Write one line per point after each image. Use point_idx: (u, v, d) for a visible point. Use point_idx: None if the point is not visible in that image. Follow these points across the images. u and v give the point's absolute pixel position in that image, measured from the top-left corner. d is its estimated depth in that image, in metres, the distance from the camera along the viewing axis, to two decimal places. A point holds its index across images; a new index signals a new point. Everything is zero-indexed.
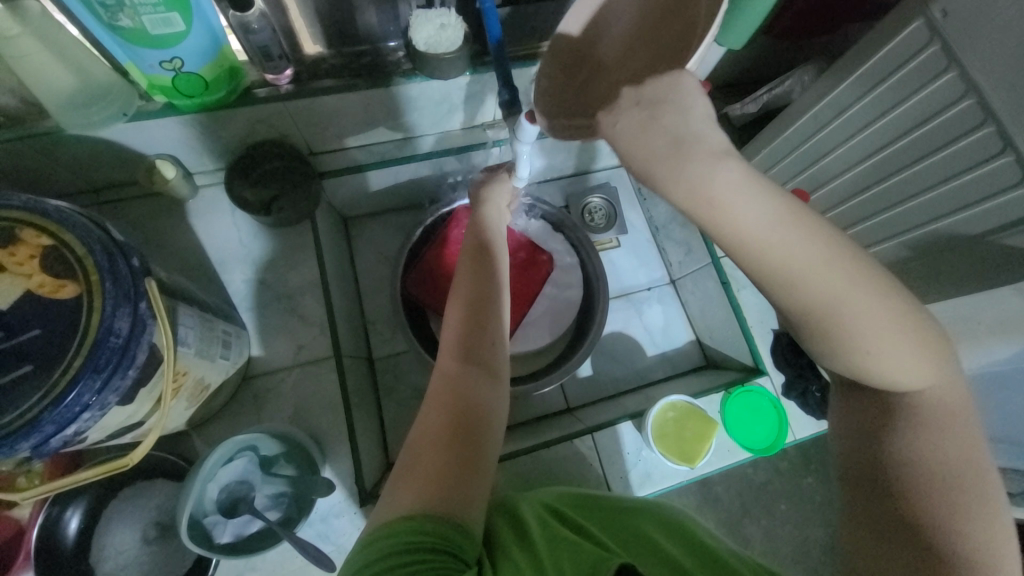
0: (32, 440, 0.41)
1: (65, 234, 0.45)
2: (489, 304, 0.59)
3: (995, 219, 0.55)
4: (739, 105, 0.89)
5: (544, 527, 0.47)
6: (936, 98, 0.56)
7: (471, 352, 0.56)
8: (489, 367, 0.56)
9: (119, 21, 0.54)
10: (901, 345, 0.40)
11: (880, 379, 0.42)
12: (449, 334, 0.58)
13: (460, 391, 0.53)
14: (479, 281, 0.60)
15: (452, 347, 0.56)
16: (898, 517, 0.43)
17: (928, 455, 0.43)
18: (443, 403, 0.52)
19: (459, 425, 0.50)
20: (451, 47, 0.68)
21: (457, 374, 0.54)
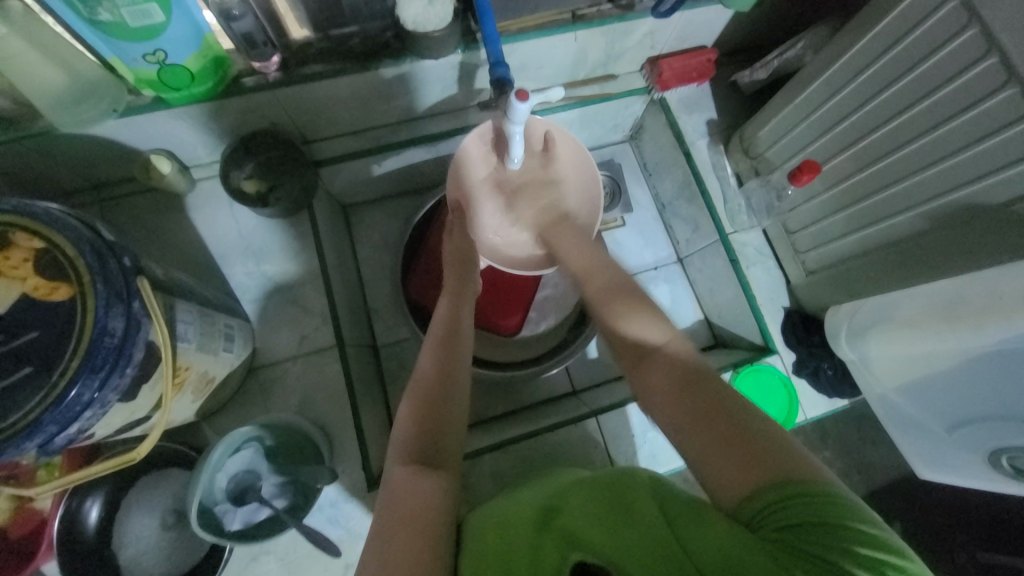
0: (37, 440, 0.42)
1: (56, 235, 0.45)
2: (448, 392, 0.58)
3: (1014, 188, 0.51)
4: (748, 72, 0.86)
5: (518, 522, 0.49)
6: (957, 57, 0.52)
7: (426, 448, 0.53)
8: (443, 464, 0.53)
9: (99, 16, 0.53)
10: (646, 313, 0.59)
11: (644, 342, 0.56)
12: (402, 429, 0.56)
13: (413, 488, 0.49)
14: (443, 365, 0.60)
15: (407, 442, 0.54)
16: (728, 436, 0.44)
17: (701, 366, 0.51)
18: (397, 500, 0.48)
19: (415, 524, 0.46)
20: (440, 24, 0.66)
21: (407, 472, 0.51)
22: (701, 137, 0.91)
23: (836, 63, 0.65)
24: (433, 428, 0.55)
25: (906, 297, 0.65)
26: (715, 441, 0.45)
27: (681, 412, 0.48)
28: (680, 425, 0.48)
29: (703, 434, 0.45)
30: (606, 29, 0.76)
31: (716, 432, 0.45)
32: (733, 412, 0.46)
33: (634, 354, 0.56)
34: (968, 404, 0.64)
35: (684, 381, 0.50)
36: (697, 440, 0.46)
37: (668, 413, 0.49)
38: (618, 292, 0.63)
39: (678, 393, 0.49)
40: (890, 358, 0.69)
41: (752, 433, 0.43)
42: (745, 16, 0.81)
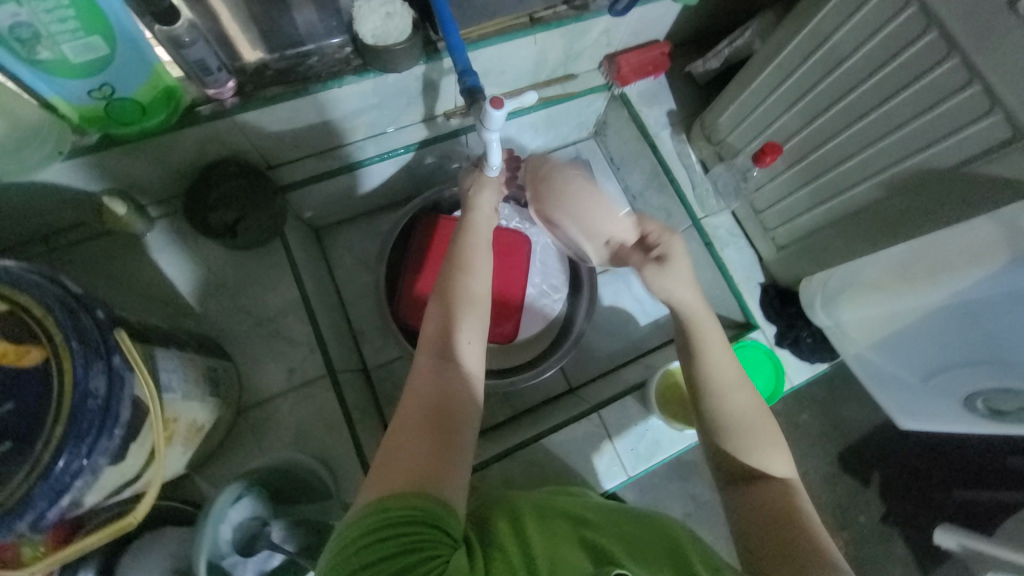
0: (28, 517, 0.38)
1: (17, 295, 0.41)
2: (477, 289, 0.58)
3: (959, 152, 0.55)
4: (701, 62, 0.89)
5: (548, 534, 0.49)
6: (900, 34, 0.56)
7: (451, 345, 0.55)
8: (466, 365, 0.54)
9: (39, 55, 0.51)
10: (775, 446, 0.59)
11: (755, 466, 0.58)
12: (430, 320, 0.56)
13: (441, 387, 0.52)
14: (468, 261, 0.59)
15: (434, 332, 0.55)
16: (790, 558, 0.48)
17: (807, 520, 0.53)
18: (427, 392, 0.51)
19: (439, 425, 0.49)
20: (401, 36, 0.66)
21: (435, 369, 0.53)
22: (663, 129, 0.93)
23: (785, 50, 0.68)
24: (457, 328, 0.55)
25: (865, 263, 0.70)
26: (784, 565, 0.48)
27: (762, 525, 0.53)
28: (750, 531, 0.53)
29: (776, 562, 0.49)
30: (564, 30, 0.77)
31: (788, 557, 0.48)
32: (809, 552, 0.48)
33: (736, 467, 0.59)
34: (939, 354, 0.69)
35: (778, 518, 0.53)
36: (769, 562, 0.49)
37: (752, 526, 0.54)
38: (758, 408, 0.61)
39: (767, 519, 0.53)
40: (864, 320, 0.74)
41: (813, 565, 0.47)
42: (694, 9, 0.85)
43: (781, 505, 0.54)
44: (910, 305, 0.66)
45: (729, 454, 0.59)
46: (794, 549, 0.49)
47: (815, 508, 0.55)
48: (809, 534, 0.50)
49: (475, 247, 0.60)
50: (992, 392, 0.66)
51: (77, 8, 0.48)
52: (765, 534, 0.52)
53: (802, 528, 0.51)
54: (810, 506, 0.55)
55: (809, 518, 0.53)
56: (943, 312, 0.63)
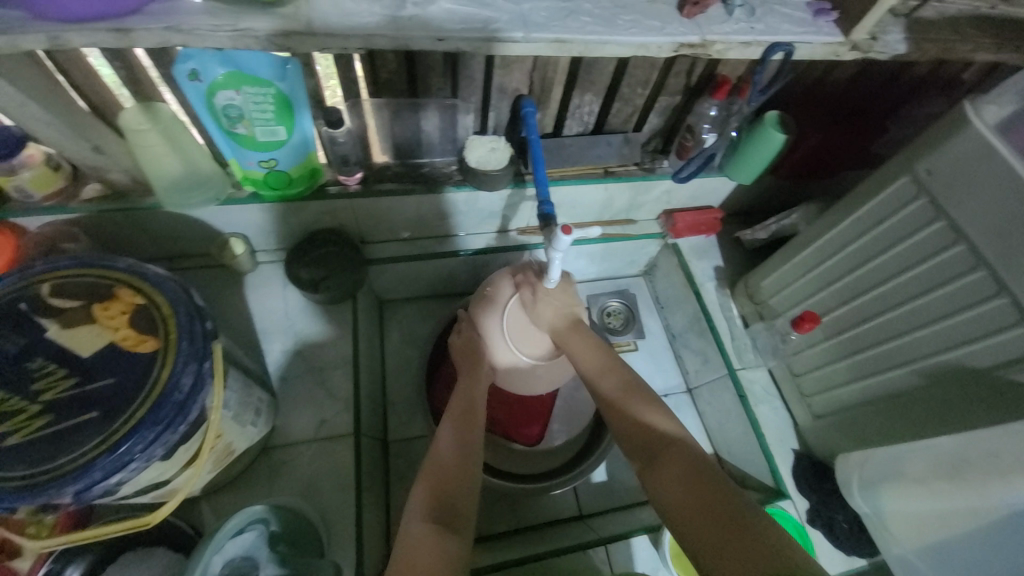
0: (79, 484, 0.43)
1: (156, 294, 0.51)
2: (468, 461, 0.63)
3: (995, 356, 0.58)
4: (750, 231, 1.00)
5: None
6: (929, 242, 0.63)
7: (444, 509, 0.57)
8: (455, 524, 0.56)
9: (237, 129, 0.68)
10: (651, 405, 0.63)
11: (654, 438, 0.59)
12: (422, 493, 0.59)
13: (431, 551, 0.52)
14: (461, 442, 0.65)
15: (423, 502, 0.57)
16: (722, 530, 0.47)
17: (701, 468, 0.54)
18: (416, 554, 0.51)
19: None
20: (498, 165, 0.82)
21: (426, 533, 0.53)
22: (709, 280, 1.01)
23: (826, 235, 0.77)
24: (445, 494, 0.58)
25: (910, 453, 0.67)
26: (721, 532, 0.47)
27: (676, 501, 0.52)
28: (674, 506, 0.52)
29: (711, 532, 0.48)
30: (632, 184, 0.92)
31: (717, 524, 0.48)
32: (733, 509, 0.48)
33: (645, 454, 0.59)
34: (986, 571, 0.61)
35: (690, 483, 0.53)
36: (706, 532, 0.48)
37: (667, 497, 0.53)
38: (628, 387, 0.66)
39: (677, 484, 0.53)
40: (906, 515, 0.68)
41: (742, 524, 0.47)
42: (746, 187, 0.98)
43: (677, 463, 0.55)
44: (959, 508, 0.61)
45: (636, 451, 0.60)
46: (720, 516, 0.48)
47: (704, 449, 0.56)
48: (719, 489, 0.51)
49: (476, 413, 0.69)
50: None
51: (277, 105, 0.66)
52: (696, 517, 0.50)
53: (712, 488, 0.51)
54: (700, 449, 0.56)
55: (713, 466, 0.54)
56: (992, 525, 0.58)
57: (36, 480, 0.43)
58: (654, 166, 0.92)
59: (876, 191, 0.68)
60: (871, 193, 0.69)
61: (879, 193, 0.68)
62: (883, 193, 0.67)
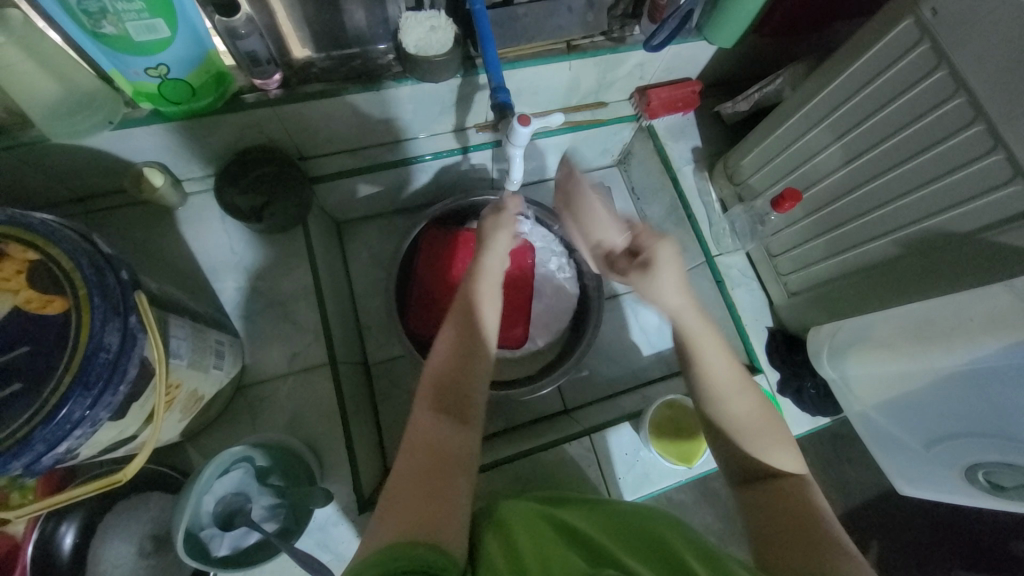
0: (24, 460, 0.40)
1: (50, 247, 0.44)
2: (479, 338, 0.59)
3: (983, 218, 0.54)
4: (730, 103, 0.91)
5: (519, 519, 0.48)
6: (927, 96, 0.56)
7: (451, 397, 0.55)
8: (464, 415, 0.54)
9: (103, 29, 0.54)
10: (781, 441, 0.58)
11: (767, 465, 0.57)
12: (432, 377, 0.56)
13: (440, 439, 0.51)
14: (475, 312, 0.60)
15: (433, 386, 0.55)
16: (799, 550, 0.48)
17: (807, 507, 0.52)
18: (426, 448, 0.50)
19: (437, 475, 0.48)
20: (441, 49, 0.69)
21: (436, 420, 0.53)
22: (687, 164, 0.94)
23: (815, 99, 0.69)
24: (458, 383, 0.56)
25: (881, 321, 0.69)
26: (790, 546, 0.49)
27: (761, 518, 0.53)
28: (762, 533, 0.52)
29: (782, 547, 0.50)
30: (598, 60, 0.81)
31: (797, 547, 0.48)
32: (818, 540, 0.48)
33: (745, 471, 0.58)
34: (944, 422, 0.66)
35: (789, 518, 0.51)
36: (778, 548, 0.49)
37: (753, 518, 0.54)
38: (763, 412, 0.60)
39: (776, 515, 0.52)
40: (870, 376, 0.71)
41: (829, 556, 0.46)
42: (728, 51, 0.87)
43: (785, 497, 0.53)
44: (925, 367, 0.63)
45: (731, 463, 0.59)
46: (807, 543, 0.48)
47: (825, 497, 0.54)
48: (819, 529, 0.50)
49: (484, 282, 0.62)
50: (992, 464, 0.63)
51: None
52: (781, 537, 0.50)
53: (811, 522, 0.51)
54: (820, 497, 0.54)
55: (823, 513, 0.52)
56: (952, 378, 0.62)
57: None
58: (624, 35, 0.80)
59: (874, 40, 0.59)
60: (868, 43, 0.60)
61: (878, 41, 0.59)
62: (882, 41, 0.58)
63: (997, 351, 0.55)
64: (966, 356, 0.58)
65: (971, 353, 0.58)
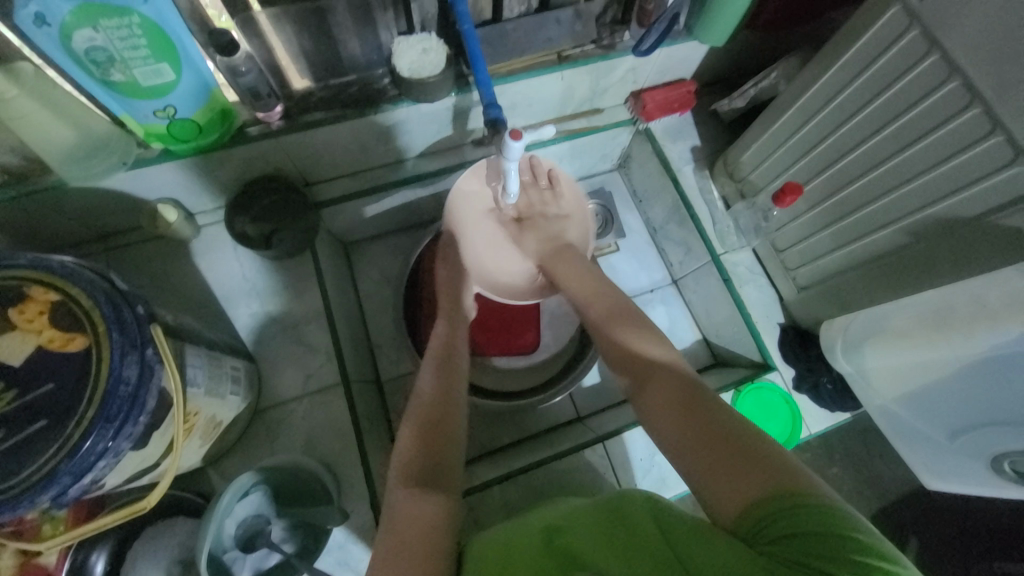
0: (51, 492, 0.42)
1: (71, 287, 0.46)
2: (450, 403, 0.64)
3: (989, 201, 0.53)
4: (726, 100, 0.91)
5: (515, 568, 0.46)
6: (921, 82, 0.55)
7: (422, 468, 0.56)
8: (440, 484, 0.55)
9: (112, 76, 0.57)
10: (649, 336, 0.61)
11: (643, 364, 0.58)
12: (405, 452, 0.58)
13: (415, 509, 0.51)
14: (443, 386, 0.65)
15: (406, 462, 0.57)
16: (715, 440, 0.46)
17: (694, 387, 0.52)
18: (404, 519, 0.50)
19: (413, 542, 0.48)
20: (434, 70, 0.71)
21: (409, 492, 0.53)
22: (686, 164, 0.95)
23: (809, 92, 0.68)
24: (431, 450, 0.58)
25: (895, 310, 0.66)
26: (710, 458, 0.46)
27: (670, 421, 0.51)
28: (668, 438, 0.50)
29: (698, 452, 0.47)
30: (590, 68, 0.82)
31: (711, 446, 0.46)
32: (718, 419, 0.48)
33: (634, 382, 0.58)
34: (965, 411, 0.64)
35: (683, 404, 0.51)
36: (698, 459, 0.46)
37: (659, 423, 0.52)
38: (625, 315, 0.66)
39: (672, 406, 0.51)
40: (887, 369, 0.69)
41: (750, 445, 0.45)
42: (720, 50, 0.87)
43: (673, 385, 0.53)
44: (943, 358, 0.61)
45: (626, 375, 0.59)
46: (714, 434, 0.46)
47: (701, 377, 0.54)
48: (716, 408, 0.49)
49: (457, 359, 0.70)
50: (1020, 454, 0.61)
51: (149, 39, 0.54)
52: (689, 434, 0.48)
53: (705, 404, 0.49)
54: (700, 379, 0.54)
55: (706, 389, 0.52)
56: (975, 369, 0.59)
57: (6, 496, 0.41)
58: (614, 41, 0.81)
59: (864, 29, 0.59)
60: (858, 32, 0.60)
61: (867, 30, 0.59)
62: (871, 29, 0.58)
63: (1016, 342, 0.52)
64: (984, 346, 0.56)
65: (989, 343, 0.55)
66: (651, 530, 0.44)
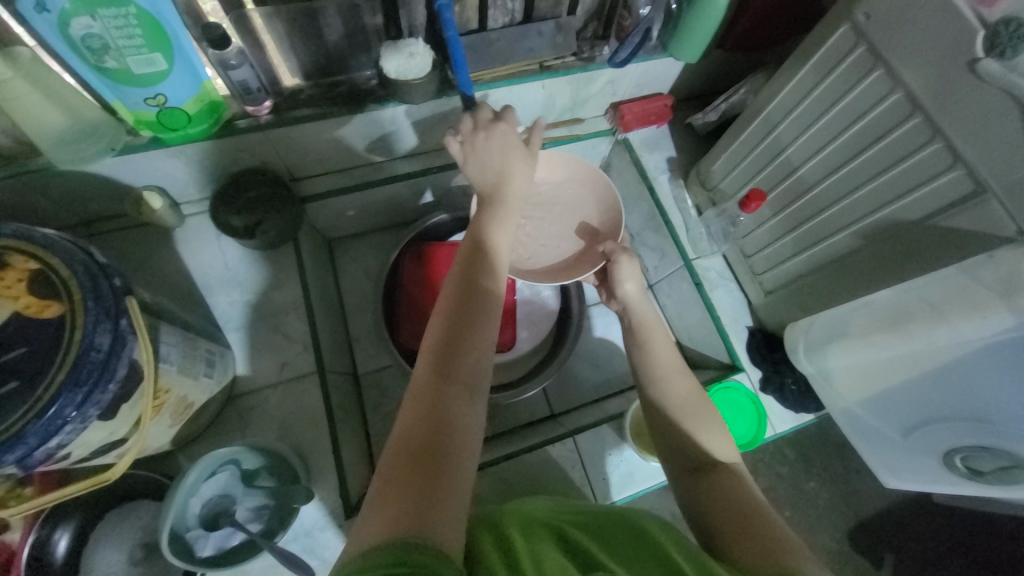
0: (16, 454, 0.42)
1: (51, 258, 0.48)
2: (484, 298, 0.57)
3: (930, 204, 0.57)
4: (700, 115, 0.96)
5: (526, 541, 0.47)
6: (868, 95, 0.60)
7: (451, 361, 0.52)
8: (466, 383, 0.51)
9: (106, 63, 0.59)
10: (714, 427, 0.62)
11: (703, 454, 0.60)
12: (435, 339, 0.54)
13: (440, 415, 0.48)
14: (475, 280, 0.58)
15: (435, 352, 0.53)
16: (746, 525, 0.52)
17: (748, 499, 0.55)
18: (424, 425, 0.48)
19: (428, 453, 0.46)
20: (419, 74, 0.74)
21: (434, 390, 0.50)
22: (662, 173, 0.99)
23: (771, 104, 0.73)
24: (463, 342, 0.53)
25: (852, 313, 0.68)
26: (743, 537, 0.51)
27: (715, 503, 0.56)
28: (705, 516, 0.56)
29: (734, 532, 0.52)
30: (570, 78, 0.86)
31: (743, 530, 0.52)
32: (758, 519, 0.53)
33: (689, 460, 0.60)
34: (919, 410, 0.67)
35: (729, 500, 0.55)
36: (732, 535, 0.52)
37: (706, 511, 0.56)
38: (696, 402, 0.64)
39: (722, 500, 0.56)
40: (850, 371, 0.72)
41: (782, 544, 0.49)
42: (693, 66, 0.92)
43: (728, 485, 0.57)
44: (904, 355, 0.63)
45: (677, 452, 0.61)
46: (756, 533, 0.51)
47: (756, 485, 0.58)
48: (763, 517, 0.53)
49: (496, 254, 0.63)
50: (970, 449, 0.64)
51: (143, 29, 0.57)
52: (728, 516, 0.54)
53: (751, 507, 0.54)
54: (752, 485, 0.58)
55: (757, 498, 0.56)
56: (932, 373, 0.62)
57: None
58: (593, 55, 0.85)
59: (818, 46, 0.64)
60: (814, 48, 0.64)
61: (821, 47, 0.63)
62: (825, 46, 0.62)
63: (975, 340, 0.54)
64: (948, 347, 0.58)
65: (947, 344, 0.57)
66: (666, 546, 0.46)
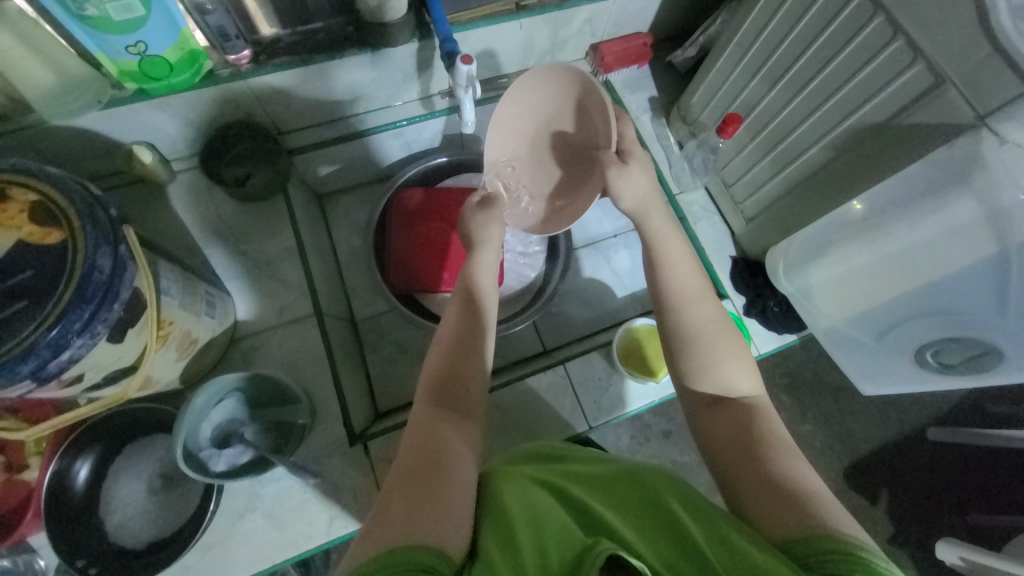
0: (31, 364, 0.45)
1: (50, 190, 0.50)
2: (478, 338, 0.64)
3: (893, 104, 0.58)
4: (679, 51, 0.96)
5: (530, 511, 0.48)
6: (833, 2, 0.61)
7: (447, 391, 0.60)
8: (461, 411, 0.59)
9: (87, 11, 0.60)
10: (738, 362, 0.62)
11: (716, 388, 0.61)
12: (433, 368, 0.62)
13: (440, 434, 0.55)
14: (469, 322, 0.65)
15: (433, 382, 0.61)
16: (759, 468, 0.53)
17: (771, 434, 0.56)
18: (424, 440, 0.55)
19: (430, 467, 0.51)
20: (396, 14, 0.74)
21: (434, 415, 0.57)
22: (644, 113, 1.00)
23: (744, 26, 0.73)
24: (457, 372, 0.62)
25: (823, 228, 0.71)
26: (757, 488, 0.52)
27: (722, 452, 0.57)
28: (720, 449, 0.57)
29: (748, 480, 0.53)
30: (547, 17, 0.86)
31: (757, 477, 0.52)
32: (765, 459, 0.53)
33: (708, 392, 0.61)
34: (891, 310, 0.71)
35: (739, 434, 0.57)
36: (744, 484, 0.53)
37: (723, 446, 0.57)
38: (719, 324, 0.64)
39: (733, 431, 0.57)
40: (832, 284, 0.74)
41: (798, 497, 0.49)
42: (671, 1, 0.92)
43: (739, 419, 0.58)
44: (886, 258, 0.67)
45: (697, 389, 0.61)
46: (780, 490, 0.50)
47: (779, 420, 0.59)
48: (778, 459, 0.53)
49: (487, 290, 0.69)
50: (941, 342, 0.69)
51: None
52: (736, 456, 0.55)
53: (766, 442, 0.55)
54: (775, 419, 0.59)
55: (778, 431, 0.57)
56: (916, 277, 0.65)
57: None
58: None
59: None
60: None
61: None
62: None
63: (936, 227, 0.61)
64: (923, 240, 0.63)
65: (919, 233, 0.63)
66: (669, 501, 0.50)
